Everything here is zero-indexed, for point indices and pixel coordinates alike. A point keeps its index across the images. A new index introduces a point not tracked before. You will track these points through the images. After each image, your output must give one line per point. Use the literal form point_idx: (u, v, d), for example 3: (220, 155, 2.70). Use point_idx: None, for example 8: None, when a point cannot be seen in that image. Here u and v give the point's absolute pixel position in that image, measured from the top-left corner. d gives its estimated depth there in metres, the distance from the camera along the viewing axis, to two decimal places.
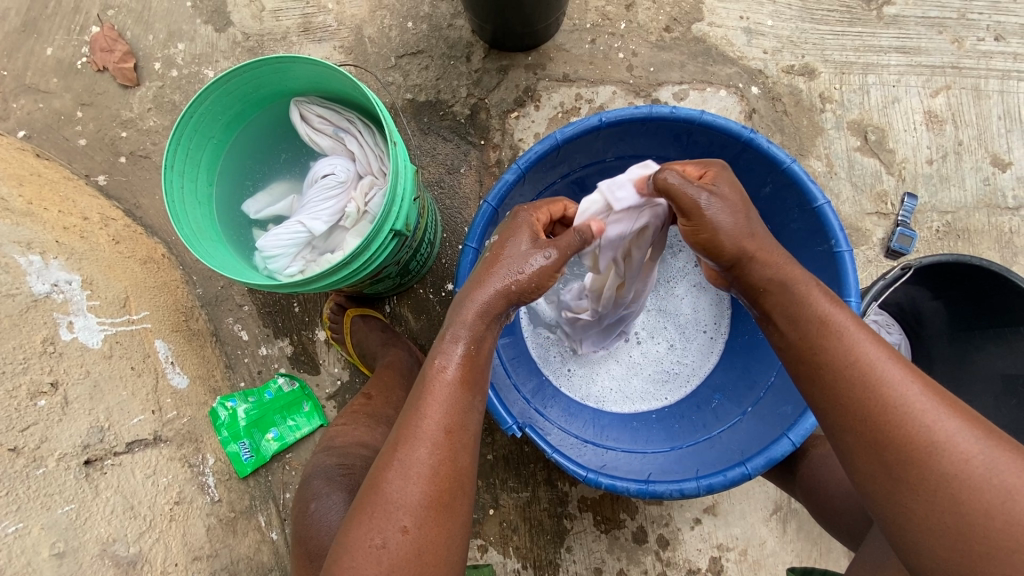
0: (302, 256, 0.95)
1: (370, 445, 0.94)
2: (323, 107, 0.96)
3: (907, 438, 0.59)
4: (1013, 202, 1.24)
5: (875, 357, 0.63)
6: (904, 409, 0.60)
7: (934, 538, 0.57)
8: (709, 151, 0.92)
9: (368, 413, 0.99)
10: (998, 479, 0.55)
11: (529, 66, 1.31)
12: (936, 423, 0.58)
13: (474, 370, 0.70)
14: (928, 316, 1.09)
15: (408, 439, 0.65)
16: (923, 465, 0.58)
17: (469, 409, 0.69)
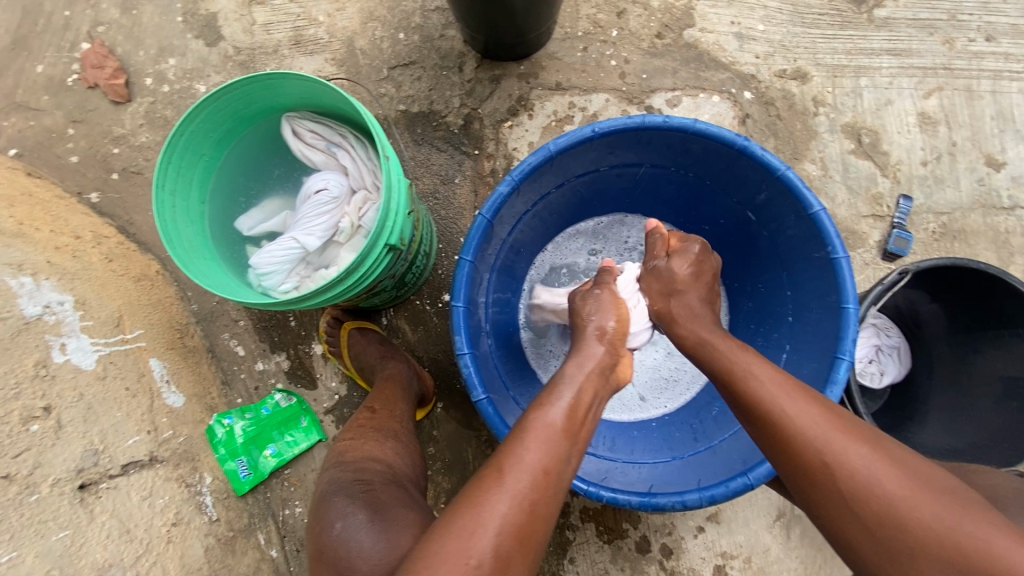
0: (297, 273, 0.94)
1: (383, 459, 0.89)
2: (315, 123, 0.96)
3: (809, 464, 0.62)
4: (1008, 202, 1.24)
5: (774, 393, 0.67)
6: (800, 435, 0.63)
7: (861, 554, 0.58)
8: (704, 159, 0.91)
9: (375, 427, 0.96)
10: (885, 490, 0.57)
11: (522, 75, 1.30)
12: (827, 443, 0.62)
13: (579, 425, 0.67)
14: (927, 319, 1.09)
15: (509, 466, 0.61)
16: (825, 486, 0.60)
17: (568, 460, 0.64)
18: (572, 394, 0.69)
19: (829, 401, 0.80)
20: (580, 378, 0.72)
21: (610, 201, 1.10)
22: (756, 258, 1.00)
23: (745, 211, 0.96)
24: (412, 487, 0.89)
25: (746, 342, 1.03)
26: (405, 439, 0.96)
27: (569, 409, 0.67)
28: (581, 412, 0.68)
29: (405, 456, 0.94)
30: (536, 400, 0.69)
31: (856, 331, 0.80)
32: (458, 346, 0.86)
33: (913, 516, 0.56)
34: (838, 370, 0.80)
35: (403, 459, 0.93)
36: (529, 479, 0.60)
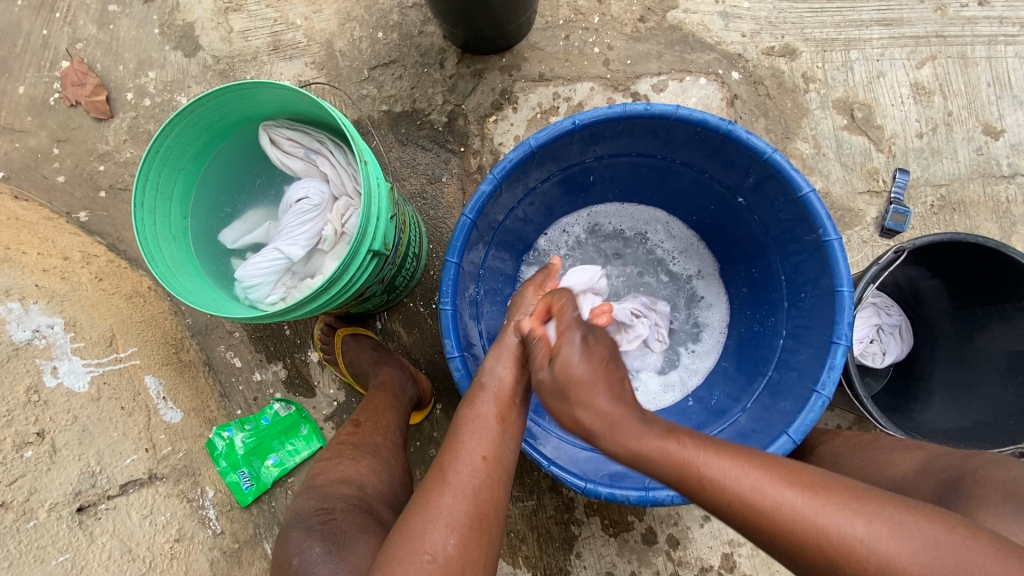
0: (283, 284, 0.93)
1: (354, 481, 0.86)
2: (292, 130, 0.94)
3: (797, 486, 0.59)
4: (1009, 170, 1.21)
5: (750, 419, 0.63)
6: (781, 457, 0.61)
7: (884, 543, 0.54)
8: (690, 145, 0.89)
9: (355, 444, 0.93)
10: (889, 564, 0.50)
11: (503, 68, 1.28)
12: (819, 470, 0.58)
13: (510, 409, 0.71)
14: (928, 294, 1.06)
15: (450, 464, 0.64)
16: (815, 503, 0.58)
17: (506, 445, 0.68)
18: (503, 380, 0.74)
19: (827, 387, 0.78)
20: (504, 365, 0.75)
21: (599, 193, 1.08)
22: (748, 243, 0.98)
23: (734, 197, 0.94)
24: (387, 510, 0.85)
25: (744, 329, 1.02)
26: (384, 455, 0.93)
27: (497, 395, 0.71)
28: (514, 400, 0.73)
29: (383, 473, 0.90)
30: (467, 395, 0.72)
31: (852, 314, 0.78)
32: (448, 349, 0.84)
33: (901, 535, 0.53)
34: (835, 355, 0.78)
35: (379, 477, 0.89)
36: (471, 471, 0.64)
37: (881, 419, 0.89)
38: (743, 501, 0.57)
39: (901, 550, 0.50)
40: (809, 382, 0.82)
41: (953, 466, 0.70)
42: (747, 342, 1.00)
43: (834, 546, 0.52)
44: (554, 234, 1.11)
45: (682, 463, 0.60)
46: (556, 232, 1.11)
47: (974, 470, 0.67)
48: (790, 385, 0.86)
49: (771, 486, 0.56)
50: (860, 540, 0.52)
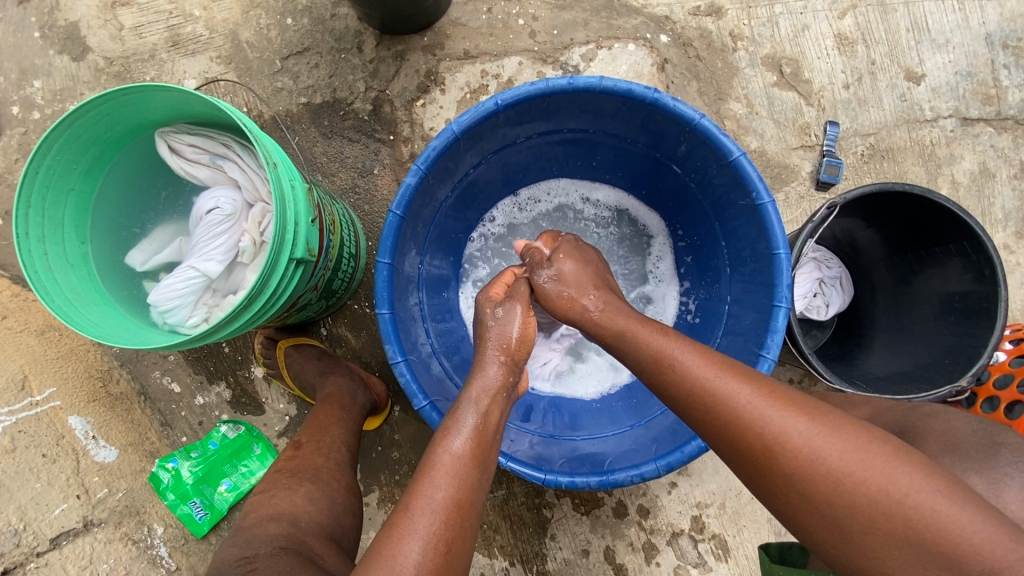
0: (204, 303, 0.85)
1: (286, 517, 0.81)
2: (193, 134, 0.85)
3: (759, 445, 0.58)
4: (931, 113, 1.23)
5: (710, 379, 0.62)
6: (743, 416, 0.59)
7: (852, 507, 0.53)
8: (620, 117, 0.86)
9: (291, 472, 0.89)
10: (827, 466, 0.54)
11: (426, 48, 1.22)
12: (783, 428, 0.57)
13: (485, 446, 0.67)
14: (863, 244, 1.09)
15: (416, 510, 0.60)
16: (774, 465, 0.57)
17: (479, 486, 0.64)
18: (477, 416, 0.68)
19: (772, 349, 0.77)
20: (479, 399, 0.70)
21: (536, 172, 1.04)
22: (687, 212, 0.97)
23: (669, 165, 0.91)
24: (324, 543, 0.80)
25: (691, 299, 1.01)
26: (324, 479, 0.89)
27: (476, 434, 0.66)
28: (490, 437, 0.68)
29: (322, 500, 0.86)
30: (438, 430, 0.68)
31: (791, 276, 0.77)
32: (391, 355, 0.80)
33: (860, 490, 0.53)
34: (777, 319, 0.77)
35: (315, 505, 0.85)
36: (438, 514, 0.60)
37: (827, 374, 0.90)
38: (708, 395, 0.61)
39: (840, 450, 0.55)
40: (754, 346, 0.81)
41: (899, 420, 0.70)
42: (696, 311, 0.99)
43: (780, 448, 0.56)
44: (506, 208, 1.08)
45: (658, 352, 0.67)
46: (500, 210, 1.08)
47: (918, 424, 0.68)
48: (738, 352, 0.85)
49: (737, 384, 0.61)
50: (803, 438, 0.56)
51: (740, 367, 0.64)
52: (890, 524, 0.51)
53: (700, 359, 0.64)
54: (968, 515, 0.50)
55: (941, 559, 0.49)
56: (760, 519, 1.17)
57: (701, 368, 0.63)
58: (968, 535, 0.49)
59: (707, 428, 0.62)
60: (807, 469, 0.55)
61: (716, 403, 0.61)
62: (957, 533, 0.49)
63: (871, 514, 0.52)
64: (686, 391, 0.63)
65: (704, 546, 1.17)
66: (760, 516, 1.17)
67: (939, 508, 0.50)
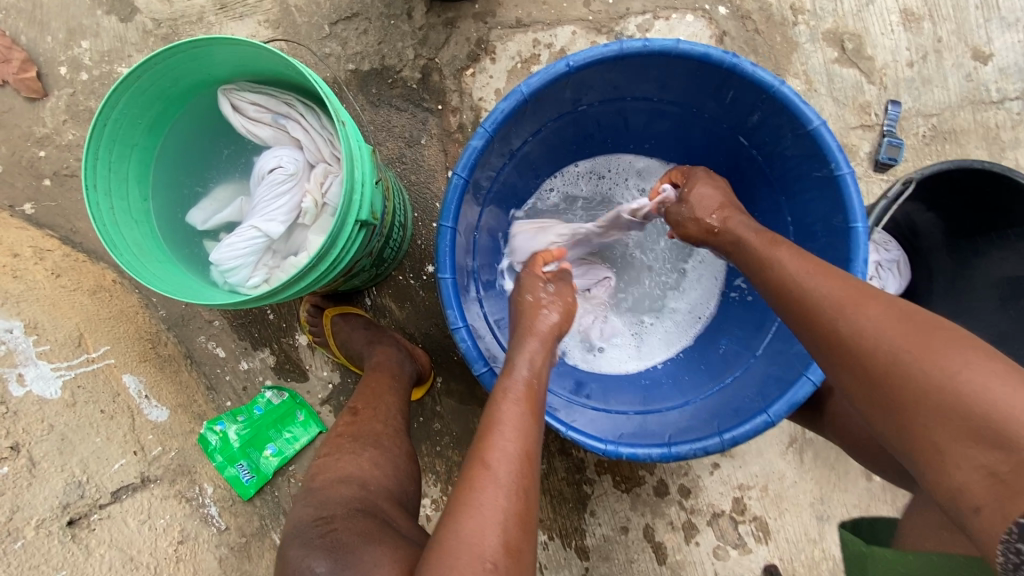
0: (264, 264, 0.85)
1: (354, 479, 0.82)
2: (255, 92, 0.84)
3: (830, 329, 0.61)
4: (997, 95, 1.19)
5: (797, 274, 0.66)
6: (819, 305, 0.62)
7: (901, 381, 0.54)
8: (690, 84, 0.84)
9: (353, 437, 0.90)
10: (887, 344, 0.56)
11: (477, 15, 1.19)
12: (854, 312, 0.59)
13: (538, 399, 0.69)
14: (925, 227, 1.06)
15: (491, 457, 0.61)
16: (841, 343, 0.59)
17: (540, 437, 0.66)
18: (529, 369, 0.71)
19: None
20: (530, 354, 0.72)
21: (592, 143, 1.02)
22: (750, 187, 0.95)
23: (736, 136, 0.89)
24: (391, 504, 0.82)
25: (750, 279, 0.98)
26: (386, 445, 0.90)
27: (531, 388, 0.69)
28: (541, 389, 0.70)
29: (387, 466, 0.87)
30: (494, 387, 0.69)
31: (868, 250, 0.75)
32: (452, 321, 0.80)
33: (912, 364, 0.53)
34: None
35: (381, 471, 0.86)
36: (509, 463, 0.61)
37: None
38: (795, 285, 0.66)
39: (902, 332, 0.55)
40: None
41: None
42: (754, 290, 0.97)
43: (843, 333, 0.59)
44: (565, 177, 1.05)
45: (764, 257, 0.71)
46: (554, 183, 1.06)
47: None
48: None
49: (822, 282, 0.64)
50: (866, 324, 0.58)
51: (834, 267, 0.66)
52: (938, 399, 0.51)
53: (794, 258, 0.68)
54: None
55: (990, 435, 0.48)
56: (803, 504, 1.16)
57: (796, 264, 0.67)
58: (1019, 412, 0.47)
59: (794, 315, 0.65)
60: (870, 350, 0.57)
61: (796, 290, 0.65)
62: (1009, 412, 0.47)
63: (918, 389, 0.53)
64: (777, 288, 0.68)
65: (745, 528, 1.16)
66: (803, 500, 1.16)
67: (991, 386, 0.49)
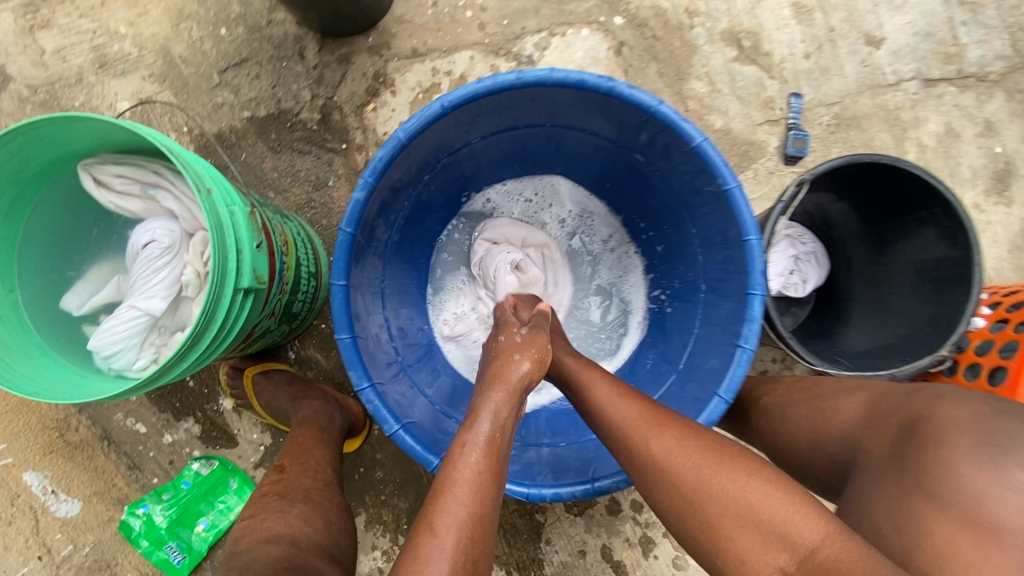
0: (151, 343, 0.80)
1: (283, 538, 0.75)
2: (120, 164, 0.78)
3: (635, 450, 0.68)
4: (893, 77, 1.21)
5: (609, 400, 0.73)
6: (626, 434, 0.70)
7: (703, 501, 0.62)
8: (577, 108, 0.82)
9: (280, 494, 0.84)
10: (686, 465, 0.64)
11: (371, 49, 1.16)
12: (651, 440, 0.67)
13: (498, 459, 0.66)
14: (836, 218, 1.07)
15: (439, 519, 0.59)
16: (642, 466, 0.67)
17: (495, 499, 0.63)
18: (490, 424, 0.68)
19: (749, 339, 0.75)
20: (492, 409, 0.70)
21: (496, 170, 1.00)
22: (653, 201, 0.93)
23: (632, 154, 0.87)
24: (327, 558, 0.76)
25: (669, 292, 0.97)
26: (316, 500, 0.84)
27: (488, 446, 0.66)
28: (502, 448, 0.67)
29: (317, 521, 0.81)
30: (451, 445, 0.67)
31: (764, 262, 0.74)
32: (356, 382, 0.76)
33: (713, 481, 0.62)
34: (753, 307, 0.75)
35: (311, 526, 0.80)
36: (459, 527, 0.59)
37: (807, 356, 0.88)
38: (609, 417, 0.72)
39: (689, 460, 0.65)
40: (731, 337, 0.79)
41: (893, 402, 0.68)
42: (672, 302, 0.96)
43: (650, 452, 0.67)
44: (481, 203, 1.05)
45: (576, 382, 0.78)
46: (468, 212, 1.05)
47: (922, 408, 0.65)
48: (716, 343, 0.83)
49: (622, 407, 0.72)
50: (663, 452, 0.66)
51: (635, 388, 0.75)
52: (738, 513, 0.60)
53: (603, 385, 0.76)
54: (805, 516, 0.57)
55: (781, 539, 0.57)
56: None
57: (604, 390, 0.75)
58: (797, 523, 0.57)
59: (610, 438, 0.72)
60: (667, 471, 0.65)
61: (605, 419, 0.72)
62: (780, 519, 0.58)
63: (715, 508, 0.61)
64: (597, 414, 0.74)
65: None
66: None
67: (770, 500, 0.60)
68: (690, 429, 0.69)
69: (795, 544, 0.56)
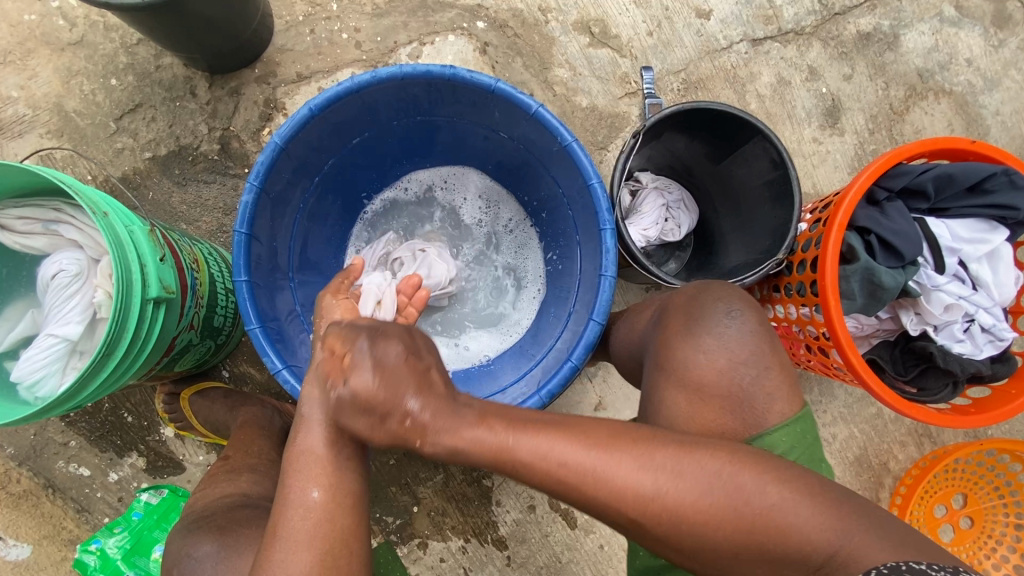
0: (74, 367, 0.85)
1: (234, 491, 0.88)
2: (21, 207, 0.85)
3: (615, 501, 0.61)
4: (726, 41, 1.40)
5: (558, 454, 0.61)
6: (603, 488, 0.60)
7: (705, 535, 0.60)
8: (436, 99, 0.94)
9: (227, 468, 0.93)
10: (672, 508, 0.60)
11: (259, 79, 1.25)
12: (631, 483, 0.60)
13: None
14: (693, 165, 1.22)
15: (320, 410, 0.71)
16: (629, 517, 0.61)
17: None
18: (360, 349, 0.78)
19: (608, 268, 0.87)
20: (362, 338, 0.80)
21: (386, 168, 1.11)
22: (524, 172, 1.06)
23: (496, 133, 0.99)
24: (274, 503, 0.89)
25: (555, 250, 1.10)
26: (262, 469, 0.95)
27: None
28: None
29: (265, 482, 0.92)
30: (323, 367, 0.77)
31: (608, 200, 0.87)
32: (271, 366, 0.83)
33: (693, 518, 0.60)
34: (606, 240, 0.87)
35: (261, 485, 0.91)
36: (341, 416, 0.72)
37: (669, 279, 1.02)
38: (559, 472, 0.61)
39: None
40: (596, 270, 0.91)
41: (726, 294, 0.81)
42: (558, 257, 1.09)
43: (614, 498, 0.60)
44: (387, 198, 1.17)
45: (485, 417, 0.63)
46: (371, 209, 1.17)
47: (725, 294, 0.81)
48: (590, 280, 0.95)
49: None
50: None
51: (575, 427, 0.63)
52: (741, 544, 0.60)
53: (542, 432, 0.62)
54: (817, 519, 0.59)
55: (793, 560, 0.59)
56: None
57: (519, 440, 0.61)
58: (811, 539, 0.58)
59: (565, 497, 0.62)
60: (664, 518, 0.60)
61: (578, 478, 0.61)
62: (756, 475, 0.61)
63: (712, 546, 0.60)
64: (534, 477, 0.61)
65: None
66: None
67: (788, 515, 0.59)
68: (645, 452, 0.62)
69: (801, 561, 0.59)
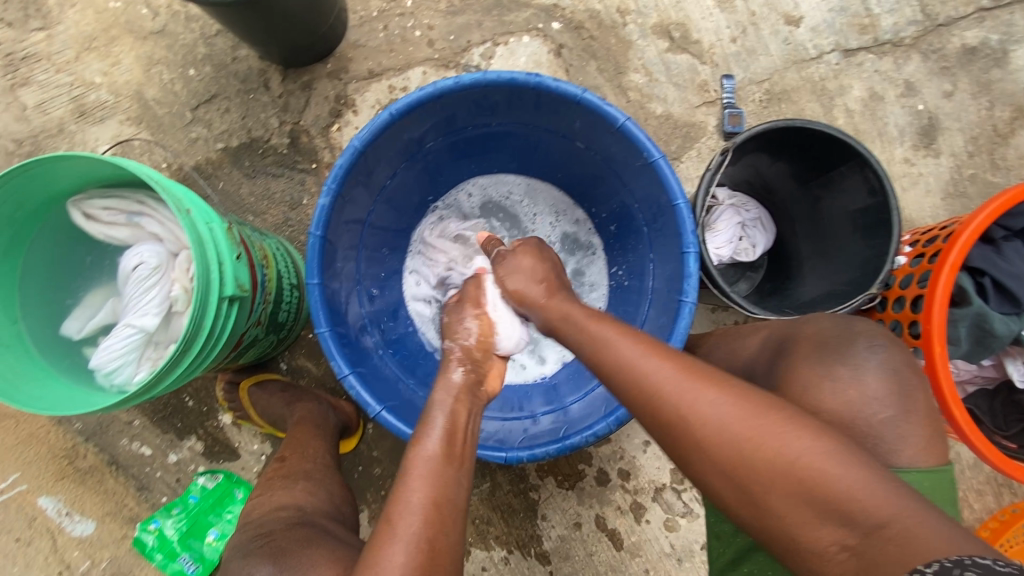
0: (148, 358, 0.87)
1: (289, 506, 0.86)
2: (105, 197, 0.86)
3: (715, 457, 0.62)
4: (815, 51, 1.31)
5: (667, 384, 0.65)
6: (696, 419, 0.63)
7: (774, 488, 0.59)
8: (515, 105, 0.90)
9: (283, 475, 0.92)
10: (752, 451, 0.60)
11: (331, 74, 1.25)
12: (719, 420, 0.62)
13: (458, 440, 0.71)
14: (775, 183, 1.15)
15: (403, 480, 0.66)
16: (707, 453, 0.63)
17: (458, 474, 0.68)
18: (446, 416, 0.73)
19: (689, 293, 0.82)
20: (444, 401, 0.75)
21: (455, 172, 1.09)
22: (599, 184, 1.02)
23: (574, 142, 0.95)
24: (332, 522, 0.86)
25: (624, 266, 1.05)
26: (317, 477, 0.94)
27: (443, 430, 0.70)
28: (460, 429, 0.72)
29: (319, 492, 0.91)
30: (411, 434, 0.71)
31: (694, 222, 0.82)
32: (338, 371, 0.82)
33: (769, 457, 0.60)
34: (689, 264, 0.82)
35: (316, 497, 0.90)
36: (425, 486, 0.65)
37: (748, 307, 0.95)
38: (658, 394, 0.65)
39: (744, 418, 0.61)
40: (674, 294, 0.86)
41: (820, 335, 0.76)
42: (628, 274, 1.04)
43: (706, 437, 0.62)
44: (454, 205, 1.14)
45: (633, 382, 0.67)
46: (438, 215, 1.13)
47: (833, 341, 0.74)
48: (665, 304, 0.90)
49: (660, 362, 0.67)
50: (713, 408, 0.62)
51: (692, 362, 0.67)
52: (811, 499, 0.58)
53: (663, 371, 0.66)
54: (924, 520, 0.53)
55: (856, 525, 0.55)
56: None
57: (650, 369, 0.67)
58: (895, 522, 0.54)
59: (663, 426, 0.66)
60: (734, 453, 0.61)
61: (667, 397, 0.65)
62: (853, 490, 0.56)
63: (790, 512, 0.59)
64: (642, 399, 0.66)
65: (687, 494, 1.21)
66: None
67: (858, 490, 0.56)
68: (749, 396, 0.64)
69: (857, 522, 0.55)
